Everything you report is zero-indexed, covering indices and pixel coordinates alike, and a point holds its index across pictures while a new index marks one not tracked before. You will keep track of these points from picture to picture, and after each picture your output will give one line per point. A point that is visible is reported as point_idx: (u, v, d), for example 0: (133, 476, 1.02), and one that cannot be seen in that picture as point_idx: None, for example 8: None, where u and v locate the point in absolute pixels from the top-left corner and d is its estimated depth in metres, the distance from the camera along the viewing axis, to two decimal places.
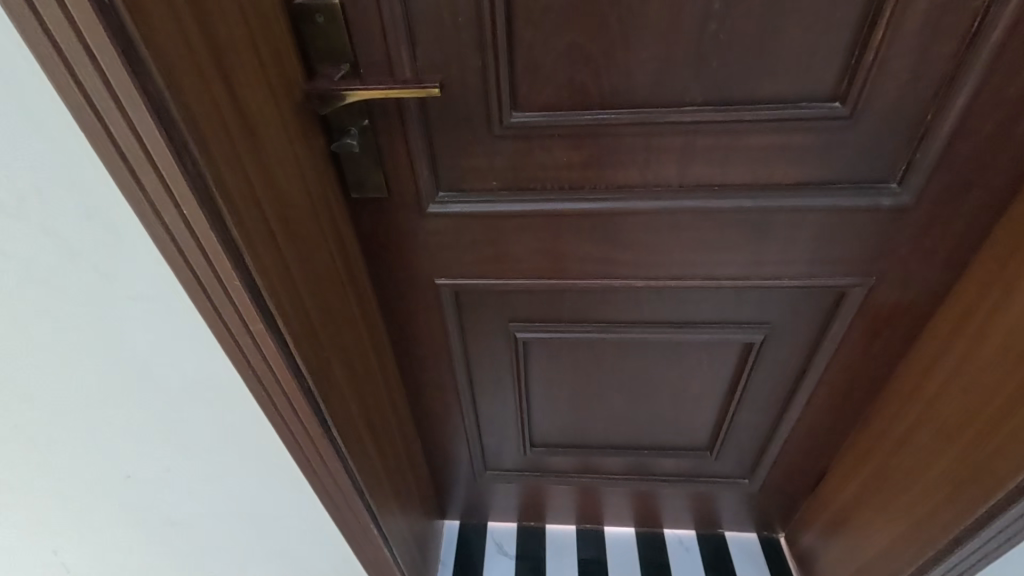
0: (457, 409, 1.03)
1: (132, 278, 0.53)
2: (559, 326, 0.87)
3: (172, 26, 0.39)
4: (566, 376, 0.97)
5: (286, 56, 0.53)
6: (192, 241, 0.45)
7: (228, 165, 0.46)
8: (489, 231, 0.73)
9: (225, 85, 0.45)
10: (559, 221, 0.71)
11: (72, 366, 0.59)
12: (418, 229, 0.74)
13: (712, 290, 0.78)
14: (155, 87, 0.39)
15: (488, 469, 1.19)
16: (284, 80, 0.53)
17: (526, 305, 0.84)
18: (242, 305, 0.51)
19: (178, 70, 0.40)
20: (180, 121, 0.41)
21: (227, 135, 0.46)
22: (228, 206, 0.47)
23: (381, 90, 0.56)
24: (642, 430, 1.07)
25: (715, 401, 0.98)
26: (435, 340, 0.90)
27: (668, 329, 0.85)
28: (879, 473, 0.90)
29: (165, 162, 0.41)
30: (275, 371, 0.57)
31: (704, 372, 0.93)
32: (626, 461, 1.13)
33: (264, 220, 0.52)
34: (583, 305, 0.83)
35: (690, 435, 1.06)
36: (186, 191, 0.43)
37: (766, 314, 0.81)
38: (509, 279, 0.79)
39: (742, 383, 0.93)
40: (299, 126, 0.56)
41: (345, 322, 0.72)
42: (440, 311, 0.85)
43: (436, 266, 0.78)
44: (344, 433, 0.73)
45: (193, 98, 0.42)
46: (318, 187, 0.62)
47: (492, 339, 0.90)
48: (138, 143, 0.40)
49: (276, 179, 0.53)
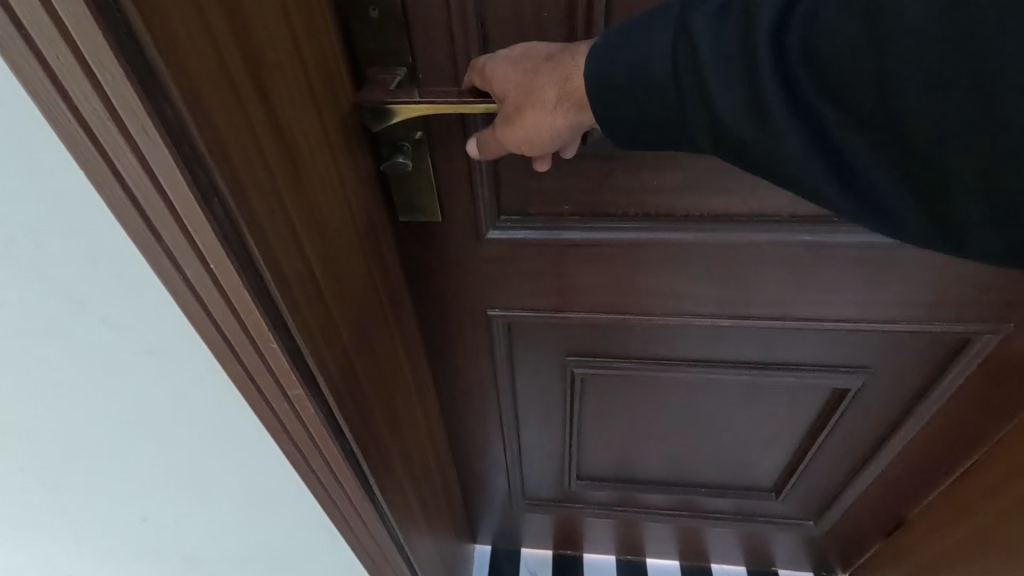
0: (499, 439, 0.94)
1: (146, 329, 0.44)
2: (621, 362, 0.77)
3: (200, 34, 0.29)
4: (621, 411, 0.88)
5: (333, 63, 0.44)
6: (220, 298, 0.36)
7: (263, 200, 0.36)
8: (555, 260, 0.63)
9: (262, 102, 0.35)
10: (638, 251, 0.61)
11: (81, 414, 0.51)
12: (472, 256, 0.64)
13: (807, 330, 0.68)
14: (176, 113, 0.29)
15: (525, 498, 1.10)
16: (328, 94, 0.43)
17: (587, 338, 0.74)
18: (277, 366, 0.42)
19: (204, 85, 0.30)
20: (209, 156, 0.31)
21: (265, 167, 0.36)
22: (263, 254, 0.37)
23: (443, 104, 0.45)
24: (699, 468, 0.97)
25: (788, 443, 0.88)
26: (482, 370, 0.81)
27: (748, 370, 0.74)
28: (978, 538, 0.79)
29: (188, 209, 0.31)
30: (314, 435, 0.48)
31: (781, 414, 0.83)
32: (678, 498, 1.04)
33: (306, 264, 0.42)
34: (652, 340, 0.73)
35: (753, 475, 0.96)
36: (211, 242, 0.33)
37: (865, 357, 0.71)
38: (572, 311, 0.69)
39: (826, 427, 0.82)
40: (344, 144, 0.47)
41: (388, 362, 0.62)
42: (490, 342, 0.76)
43: (489, 295, 0.69)
44: (385, 489, 0.64)
45: (224, 119, 0.32)
46: (362, 218, 0.52)
47: (544, 371, 0.81)
48: (152, 185, 0.30)
49: (318, 215, 0.43)
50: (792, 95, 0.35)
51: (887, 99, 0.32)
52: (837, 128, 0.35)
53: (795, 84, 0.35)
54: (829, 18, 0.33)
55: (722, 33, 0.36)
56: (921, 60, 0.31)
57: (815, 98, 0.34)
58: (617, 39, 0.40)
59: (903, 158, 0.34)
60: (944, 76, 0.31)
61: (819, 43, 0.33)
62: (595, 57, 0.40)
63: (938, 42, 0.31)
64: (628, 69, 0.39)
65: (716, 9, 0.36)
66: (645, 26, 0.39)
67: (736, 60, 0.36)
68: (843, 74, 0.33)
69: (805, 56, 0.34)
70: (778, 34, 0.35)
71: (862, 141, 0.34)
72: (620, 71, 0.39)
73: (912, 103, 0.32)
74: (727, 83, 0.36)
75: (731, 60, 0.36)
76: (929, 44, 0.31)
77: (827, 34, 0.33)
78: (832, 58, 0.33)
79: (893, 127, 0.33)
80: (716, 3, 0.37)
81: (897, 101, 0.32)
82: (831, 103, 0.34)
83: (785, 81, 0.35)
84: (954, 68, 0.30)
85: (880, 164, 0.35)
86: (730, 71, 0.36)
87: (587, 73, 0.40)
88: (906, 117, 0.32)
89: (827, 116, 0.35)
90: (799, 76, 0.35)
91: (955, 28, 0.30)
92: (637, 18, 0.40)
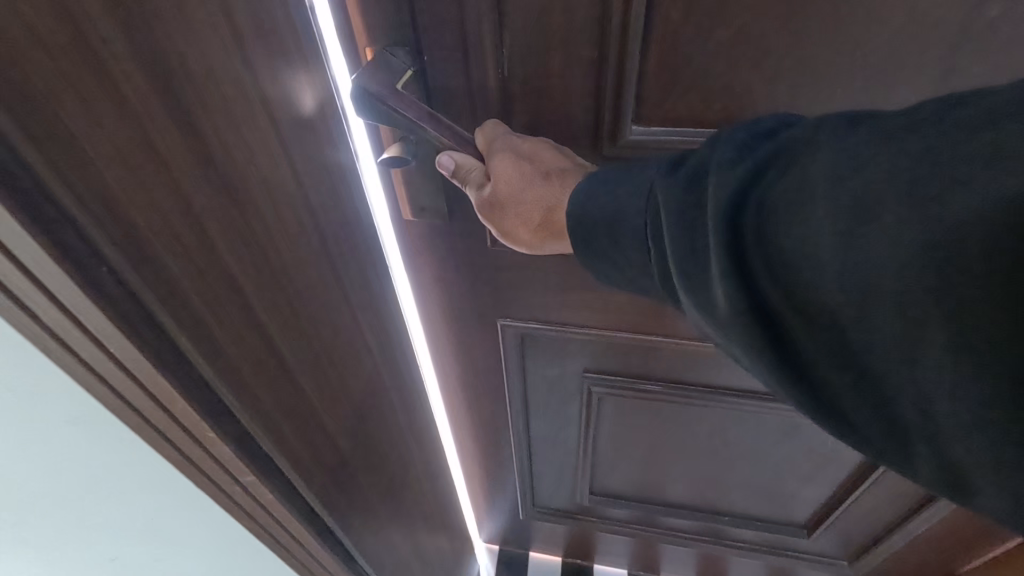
0: (511, 451, 0.89)
1: (37, 438, 0.29)
2: (644, 384, 0.70)
3: (63, 55, 0.23)
4: (642, 432, 0.81)
5: (292, 65, 0.36)
6: (130, 381, 0.29)
7: (185, 251, 0.31)
8: (575, 272, 0.56)
9: (208, 176, 0.31)
10: None
11: None
12: (483, 263, 0.58)
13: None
14: (17, 162, 0.22)
15: (534, 507, 1.05)
16: (289, 103, 0.36)
17: (608, 357, 0.67)
18: (222, 455, 0.35)
19: (67, 116, 0.24)
20: (82, 215, 0.25)
21: (187, 218, 0.31)
22: (174, 316, 0.30)
23: (443, 151, 0.40)
24: (725, 496, 0.89)
25: (826, 482, 0.80)
26: (493, 382, 0.75)
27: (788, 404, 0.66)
28: None
29: (52, 277, 0.24)
30: (272, 514, 0.42)
31: (821, 452, 0.74)
32: (699, 525, 0.97)
33: (253, 317, 0.36)
34: (679, 365, 0.66)
35: (783, 508, 0.88)
36: (95, 314, 0.26)
37: None
38: (591, 329, 0.63)
39: (874, 474, 0.73)
40: (320, 183, 0.41)
41: (372, 405, 0.56)
42: (502, 354, 0.70)
43: (500, 305, 0.62)
44: (376, 513, 0.60)
45: (114, 171, 0.26)
46: (345, 241, 0.46)
47: (560, 386, 0.75)
48: (3, 256, 0.23)
49: (273, 254, 0.38)
50: (751, 286, 0.28)
51: (845, 313, 0.25)
52: (800, 336, 0.27)
53: (747, 269, 0.28)
54: (781, 210, 0.27)
55: (682, 213, 0.31)
56: (885, 272, 0.24)
57: (768, 294, 0.28)
58: (604, 184, 0.37)
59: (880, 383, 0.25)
60: (920, 296, 0.23)
61: (772, 239, 0.27)
62: (577, 202, 0.37)
63: (901, 262, 0.23)
64: (605, 218, 0.36)
65: (685, 178, 0.32)
66: (625, 180, 0.36)
67: (694, 249, 0.30)
68: (804, 276, 0.26)
69: (757, 250, 0.27)
70: (736, 209, 0.28)
71: (827, 358, 0.27)
72: (596, 218, 0.36)
73: (894, 338, 0.24)
74: (679, 256, 0.31)
75: (688, 233, 0.31)
76: (896, 257, 0.23)
77: (780, 226, 0.26)
78: (786, 262, 0.26)
79: (861, 353, 0.25)
80: (686, 170, 0.32)
81: (857, 322, 0.25)
82: (788, 303, 0.27)
83: (741, 283, 0.28)
84: (925, 298, 0.23)
85: (853, 385, 0.27)
86: (688, 239, 0.31)
87: (569, 215, 0.38)
88: (870, 335, 0.25)
89: (787, 317, 0.27)
90: (756, 279, 0.28)
91: (924, 250, 0.23)
92: (623, 170, 0.37)
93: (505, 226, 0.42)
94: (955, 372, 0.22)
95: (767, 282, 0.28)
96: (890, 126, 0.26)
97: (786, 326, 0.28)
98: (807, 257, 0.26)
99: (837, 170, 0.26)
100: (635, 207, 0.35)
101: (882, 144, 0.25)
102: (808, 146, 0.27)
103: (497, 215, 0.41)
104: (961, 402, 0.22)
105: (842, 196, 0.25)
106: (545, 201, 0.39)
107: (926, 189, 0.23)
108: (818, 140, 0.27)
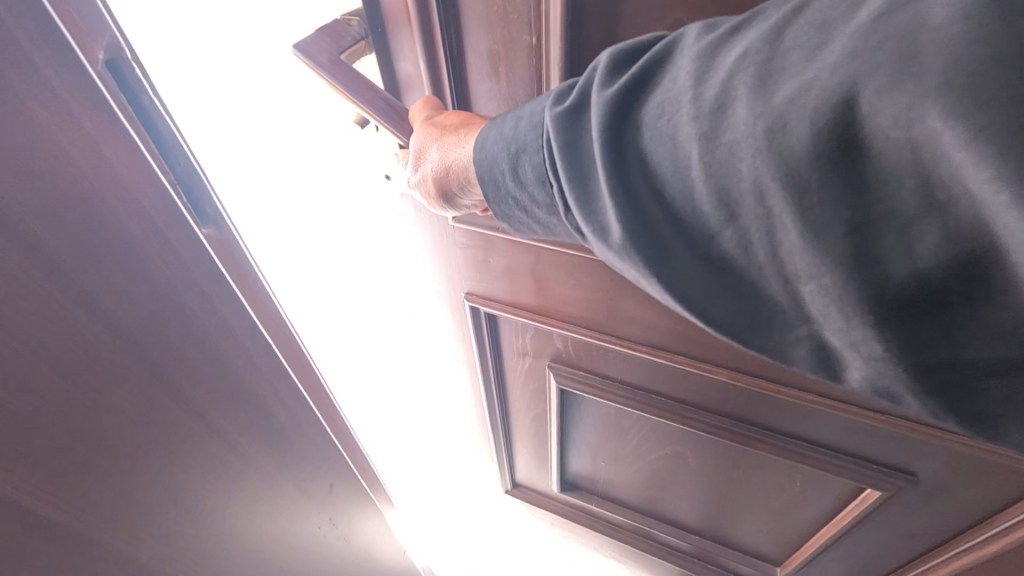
0: (487, 430, 0.89)
1: None
2: (609, 382, 0.68)
3: None
4: (610, 434, 0.78)
5: (87, 133, 0.26)
6: None
7: None
8: (529, 257, 0.56)
9: None
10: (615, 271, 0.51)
11: None
12: (446, 235, 0.58)
13: (837, 417, 0.53)
14: None
15: (511, 487, 1.05)
16: (83, 194, 0.26)
17: (573, 351, 0.66)
18: None
19: None
20: None
21: None
22: None
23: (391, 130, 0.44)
24: (695, 514, 0.85)
25: (797, 525, 0.74)
26: (462, 358, 0.76)
27: (768, 437, 0.61)
28: None
29: None
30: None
31: (790, 493, 0.69)
32: (671, 539, 0.92)
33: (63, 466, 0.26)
34: (640, 370, 0.63)
35: (754, 541, 0.83)
36: None
37: (915, 471, 0.53)
38: (547, 319, 0.62)
39: (842, 530, 0.66)
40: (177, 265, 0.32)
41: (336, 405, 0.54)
42: (469, 331, 0.69)
43: (464, 281, 0.63)
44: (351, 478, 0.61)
45: None
46: (225, 323, 0.36)
47: (528, 372, 0.74)
48: None
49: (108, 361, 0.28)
50: (645, 222, 0.23)
51: (743, 245, 0.21)
52: (700, 275, 0.24)
53: (639, 204, 0.23)
54: (669, 126, 0.22)
55: (572, 139, 0.25)
56: (780, 196, 0.19)
57: (664, 230, 0.23)
58: (508, 118, 0.31)
59: (782, 311, 0.23)
60: (821, 217, 0.18)
61: (662, 163, 0.22)
62: (484, 145, 0.32)
63: (794, 181, 0.18)
64: (508, 159, 0.30)
65: (569, 103, 0.26)
66: (522, 113, 0.30)
67: (588, 180, 0.25)
68: (697, 204, 0.22)
69: (648, 179, 0.23)
70: (621, 131, 0.23)
71: (727, 293, 0.24)
72: (495, 153, 0.31)
73: (807, 271, 0.19)
74: (571, 194, 0.25)
75: (582, 168, 0.25)
76: (789, 173, 0.18)
77: (667, 148, 0.22)
78: (678, 188, 0.22)
79: (762, 284, 0.22)
80: (574, 95, 0.26)
81: (754, 252, 0.21)
82: (688, 237, 0.23)
83: (628, 212, 0.23)
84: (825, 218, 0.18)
85: (758, 317, 0.24)
86: (580, 171, 0.25)
87: (477, 156, 0.32)
88: (766, 265, 0.21)
89: (689, 253, 0.23)
90: (643, 201, 0.23)
91: (813, 158, 0.17)
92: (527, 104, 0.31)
93: (430, 191, 0.43)
94: (864, 297, 0.18)
95: (648, 212, 0.23)
96: (758, 13, 0.20)
97: (689, 268, 0.24)
98: (687, 178, 0.22)
99: (725, 67, 0.20)
100: (533, 144, 0.28)
101: (765, 25, 0.19)
102: (686, 52, 0.22)
103: (417, 176, 0.43)
104: (849, 318, 0.19)
105: (724, 100, 0.20)
106: (445, 162, 0.39)
107: (778, 85, 0.18)
108: (687, 46, 0.22)
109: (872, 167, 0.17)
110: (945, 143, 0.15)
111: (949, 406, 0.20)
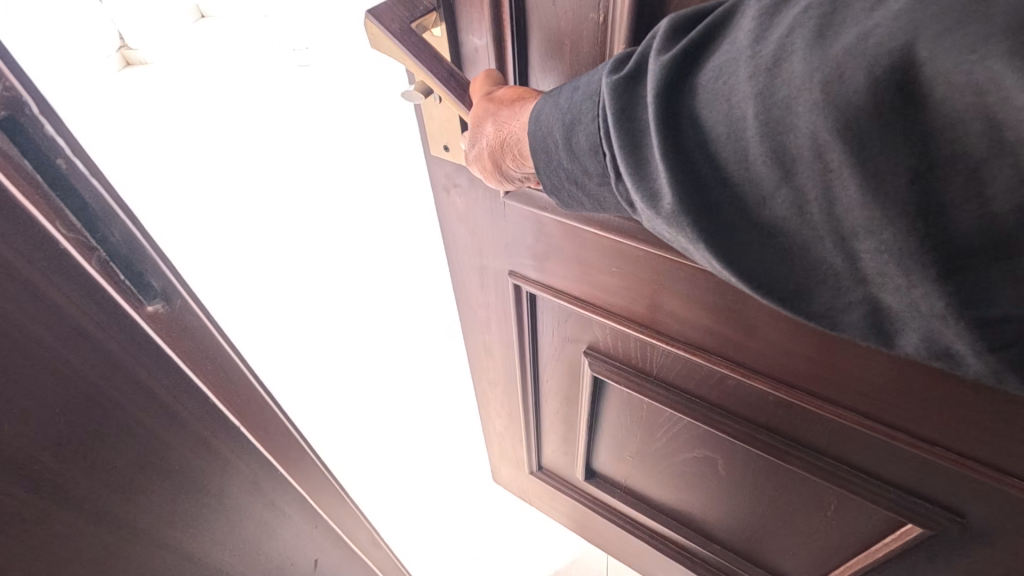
0: (517, 409, 0.90)
1: None
2: (643, 378, 0.67)
3: None
4: (640, 429, 0.77)
5: None
6: None
7: None
8: (574, 241, 0.56)
9: None
10: (659, 262, 0.50)
11: None
12: (494, 212, 0.60)
13: (884, 442, 0.50)
14: None
15: (536, 470, 1.05)
16: None
17: (609, 340, 0.66)
18: None
19: None
20: None
21: None
22: None
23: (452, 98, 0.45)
24: (720, 523, 0.83)
25: (825, 549, 0.71)
26: (499, 337, 0.77)
27: (804, 453, 0.58)
28: None
29: None
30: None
31: (823, 514, 0.66)
32: (691, 543, 0.90)
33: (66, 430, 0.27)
34: (676, 368, 0.62)
35: (779, 559, 0.80)
36: None
37: (963, 509, 0.49)
38: (586, 306, 0.62)
39: (874, 559, 0.63)
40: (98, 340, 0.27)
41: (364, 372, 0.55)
42: (509, 309, 0.71)
43: (508, 259, 0.64)
44: None
45: None
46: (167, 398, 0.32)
47: (564, 357, 0.74)
48: None
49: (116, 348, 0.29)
50: (698, 186, 0.24)
51: (798, 207, 0.22)
52: (754, 237, 0.24)
53: (692, 168, 0.24)
54: (724, 88, 0.22)
55: (629, 105, 0.25)
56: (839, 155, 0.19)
57: (717, 195, 0.24)
58: (565, 89, 0.31)
59: (835, 274, 0.23)
60: (882, 175, 0.18)
61: (715, 126, 0.23)
62: (539, 117, 0.32)
63: (855, 139, 0.18)
64: (562, 130, 0.30)
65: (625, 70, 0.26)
66: (578, 84, 0.30)
67: (641, 147, 0.25)
68: (751, 168, 0.22)
69: (700, 143, 0.23)
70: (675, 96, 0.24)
71: (782, 256, 0.24)
72: (550, 124, 0.31)
73: (866, 228, 0.20)
74: (623, 161, 0.26)
75: (633, 136, 0.25)
76: (850, 133, 0.18)
77: (721, 111, 0.22)
78: (730, 151, 0.22)
79: (816, 246, 0.23)
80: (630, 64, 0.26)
81: (810, 214, 0.22)
82: (740, 202, 0.24)
83: (680, 175, 0.24)
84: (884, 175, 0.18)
85: (810, 279, 0.24)
86: (631, 139, 0.25)
87: (530, 126, 0.32)
88: (823, 226, 0.22)
89: (742, 217, 0.24)
90: (696, 164, 0.24)
91: (875, 115, 0.18)
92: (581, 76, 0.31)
93: (484, 162, 0.44)
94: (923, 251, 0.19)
95: (700, 176, 0.24)
96: None
97: (742, 230, 0.24)
98: (742, 140, 0.22)
99: (785, 25, 0.20)
100: (588, 114, 0.29)
101: None
102: (746, 11, 0.22)
103: (472, 150, 0.44)
104: (909, 269, 0.20)
105: (783, 58, 0.20)
106: (501, 134, 0.40)
107: (837, 36, 0.18)
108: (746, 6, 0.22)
109: (932, 118, 0.17)
110: (1012, 87, 0.15)
111: (1005, 352, 0.20)
